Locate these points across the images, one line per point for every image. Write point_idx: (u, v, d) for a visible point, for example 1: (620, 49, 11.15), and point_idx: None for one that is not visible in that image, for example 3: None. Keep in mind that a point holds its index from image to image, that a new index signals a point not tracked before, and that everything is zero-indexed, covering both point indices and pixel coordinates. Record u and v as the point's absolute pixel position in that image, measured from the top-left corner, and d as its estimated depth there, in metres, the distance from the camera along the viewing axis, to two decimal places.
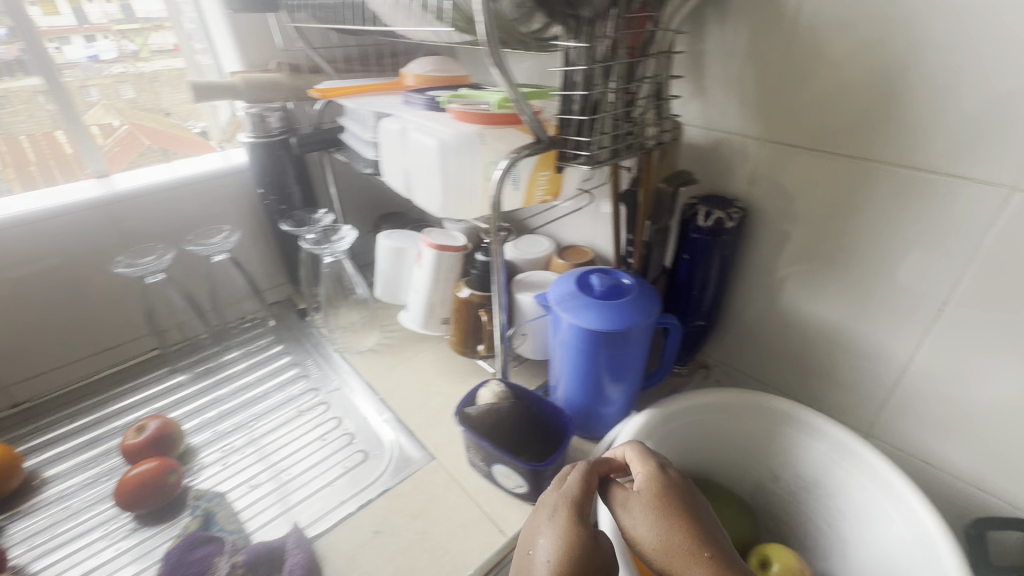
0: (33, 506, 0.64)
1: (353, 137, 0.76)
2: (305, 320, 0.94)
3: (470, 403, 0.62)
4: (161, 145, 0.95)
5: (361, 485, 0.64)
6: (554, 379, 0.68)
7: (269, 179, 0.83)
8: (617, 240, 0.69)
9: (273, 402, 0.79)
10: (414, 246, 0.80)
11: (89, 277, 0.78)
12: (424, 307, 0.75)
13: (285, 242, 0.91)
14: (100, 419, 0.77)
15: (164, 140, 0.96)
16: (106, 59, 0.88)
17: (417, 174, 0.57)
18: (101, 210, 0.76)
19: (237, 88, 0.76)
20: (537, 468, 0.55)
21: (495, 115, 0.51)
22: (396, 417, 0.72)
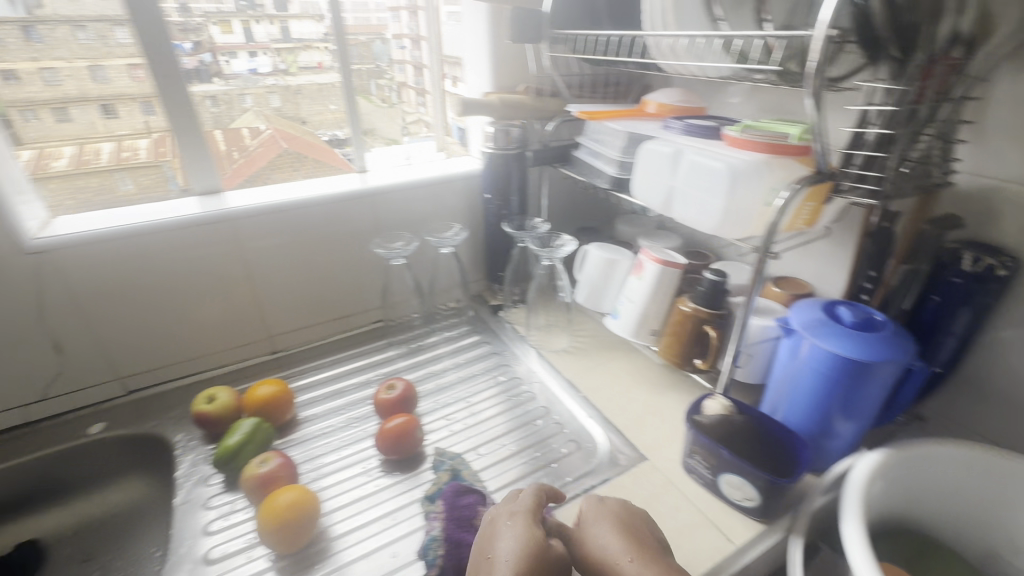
0: (303, 436, 0.77)
1: (589, 155, 0.84)
2: (498, 316, 1.03)
3: (698, 411, 0.65)
4: (296, 151, 0.96)
5: (580, 471, 0.69)
6: (776, 404, 0.69)
7: (498, 186, 0.94)
8: (853, 276, 0.70)
9: (483, 384, 0.88)
10: (627, 260, 0.86)
11: (348, 254, 0.93)
12: (638, 316, 0.80)
13: (495, 243, 1.01)
14: (341, 376, 0.91)
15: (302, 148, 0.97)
16: (263, 71, 0.92)
17: (686, 192, 0.62)
18: (368, 200, 0.90)
19: (496, 104, 0.87)
20: (777, 482, 0.57)
21: (780, 145, 0.56)
22: (602, 416, 0.78)
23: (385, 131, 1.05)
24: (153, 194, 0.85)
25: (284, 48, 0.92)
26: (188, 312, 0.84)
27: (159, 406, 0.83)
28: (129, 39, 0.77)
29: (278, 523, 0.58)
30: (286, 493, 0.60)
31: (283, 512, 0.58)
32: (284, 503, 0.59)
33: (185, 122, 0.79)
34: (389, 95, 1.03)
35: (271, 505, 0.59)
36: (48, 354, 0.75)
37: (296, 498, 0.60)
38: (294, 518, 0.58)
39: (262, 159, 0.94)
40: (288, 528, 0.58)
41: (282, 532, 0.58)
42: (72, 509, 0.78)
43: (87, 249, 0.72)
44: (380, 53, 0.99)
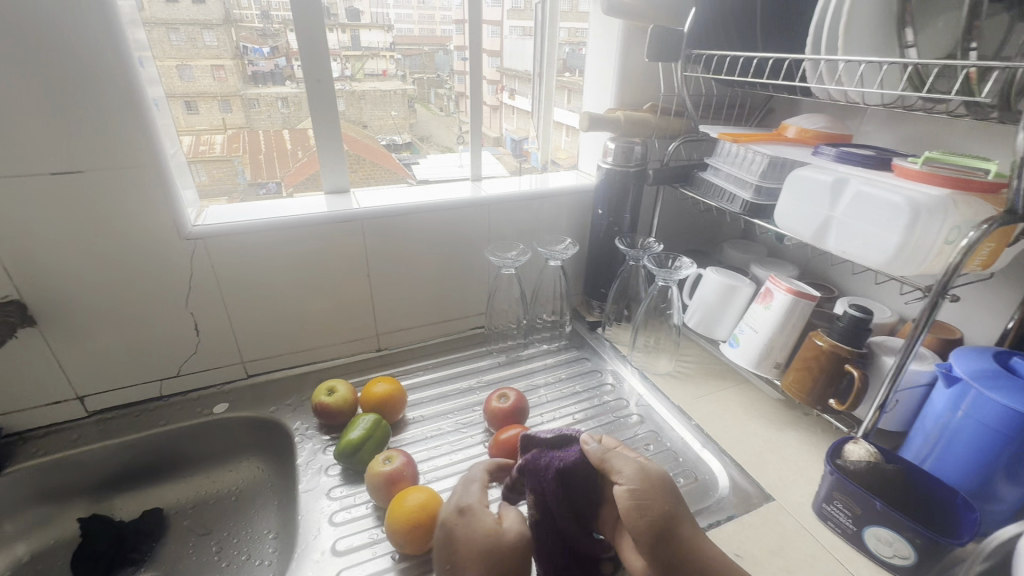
0: (412, 437, 0.78)
1: (718, 176, 0.83)
2: (596, 333, 1.02)
3: (840, 456, 0.62)
4: (356, 154, 0.91)
5: (701, 504, 0.67)
6: (926, 458, 0.63)
7: (612, 202, 0.93)
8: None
9: (588, 402, 0.86)
10: (748, 287, 0.83)
11: (458, 260, 0.95)
12: (761, 348, 0.77)
13: (600, 259, 1.00)
14: (443, 380, 0.91)
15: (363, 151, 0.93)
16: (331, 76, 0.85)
17: (848, 224, 0.59)
18: (484, 208, 0.92)
19: (620, 121, 0.88)
20: (942, 539, 0.51)
21: (966, 181, 0.52)
22: (720, 447, 0.74)
23: (441, 139, 1.03)
24: (222, 186, 0.85)
25: (353, 56, 0.86)
26: (311, 305, 0.87)
27: (275, 392, 0.87)
28: (215, 41, 0.79)
29: (409, 523, 0.58)
30: (414, 494, 0.61)
31: (414, 514, 0.59)
32: (414, 504, 0.59)
33: (327, 125, 0.83)
34: (447, 104, 1.00)
35: (401, 506, 0.60)
36: (188, 333, 0.80)
37: (424, 501, 0.60)
38: (423, 520, 0.59)
39: (305, 172, 0.89)
40: (417, 529, 0.58)
41: (413, 534, 0.58)
42: (193, 482, 0.82)
43: (235, 238, 0.76)
44: (441, 63, 0.96)
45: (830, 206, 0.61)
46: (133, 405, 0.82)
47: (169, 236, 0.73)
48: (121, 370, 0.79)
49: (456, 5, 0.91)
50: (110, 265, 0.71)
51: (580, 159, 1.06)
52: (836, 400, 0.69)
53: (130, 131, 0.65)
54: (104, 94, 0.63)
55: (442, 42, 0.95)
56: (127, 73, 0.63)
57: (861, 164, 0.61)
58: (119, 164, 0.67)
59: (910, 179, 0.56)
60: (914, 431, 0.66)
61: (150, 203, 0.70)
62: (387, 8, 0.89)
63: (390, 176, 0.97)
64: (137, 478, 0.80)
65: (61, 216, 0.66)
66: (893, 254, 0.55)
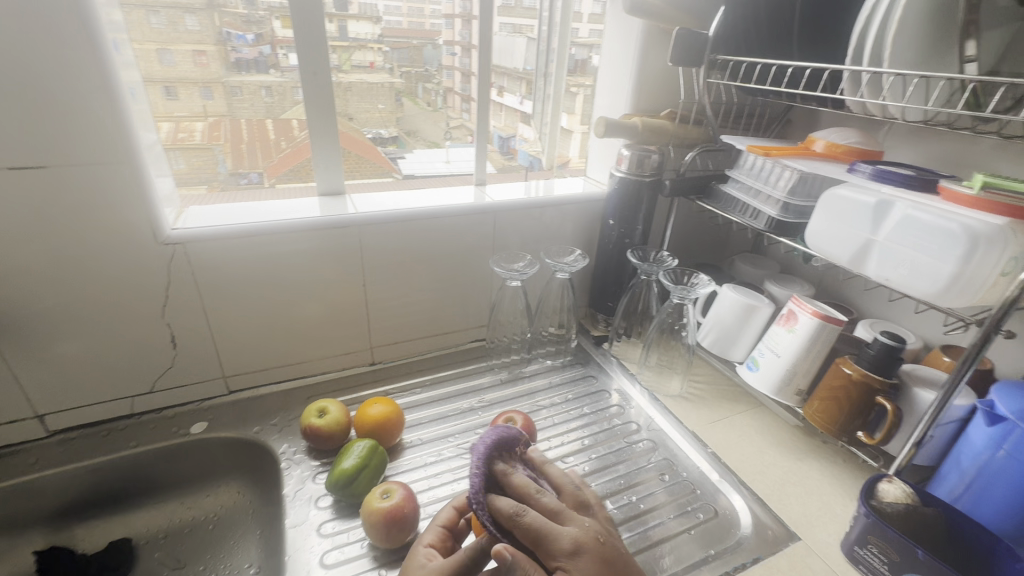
0: (409, 464, 0.73)
1: (741, 190, 0.78)
2: (602, 348, 0.97)
3: (873, 495, 0.58)
4: (348, 148, 0.85)
5: (723, 545, 0.63)
6: (960, 495, 0.60)
7: (625, 213, 0.88)
8: None
9: (597, 426, 0.81)
10: (767, 307, 0.79)
11: (461, 270, 0.89)
12: (783, 373, 0.73)
13: (608, 271, 0.95)
14: (446, 397, 0.86)
15: (353, 146, 0.85)
16: None
17: (892, 248, 0.55)
18: (490, 215, 0.86)
19: (638, 128, 0.83)
20: None
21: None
22: (738, 479, 0.70)
23: (429, 133, 0.95)
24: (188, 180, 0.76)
25: (339, 47, 0.79)
26: (300, 316, 0.80)
27: (260, 410, 0.80)
28: (197, 26, 0.72)
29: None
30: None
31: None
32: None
33: (323, 122, 0.77)
34: (435, 98, 0.93)
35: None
36: (165, 346, 0.73)
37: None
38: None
39: (300, 156, 0.82)
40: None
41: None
42: (166, 509, 0.75)
43: (220, 243, 0.69)
44: (429, 57, 0.89)
45: (872, 229, 0.57)
46: (100, 424, 0.74)
47: (145, 241, 0.65)
48: (87, 386, 0.71)
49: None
50: (77, 272, 0.64)
51: (589, 165, 1.01)
52: (864, 432, 0.66)
53: (102, 122, 0.58)
54: (73, 80, 0.55)
55: (430, 36, 0.88)
56: (101, 57, 0.56)
57: (903, 184, 0.57)
58: (90, 160, 0.59)
59: (957, 203, 0.52)
60: (947, 466, 0.62)
61: (125, 204, 0.63)
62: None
63: (376, 169, 0.90)
64: (104, 505, 0.73)
65: (21, 216, 0.59)
66: (945, 285, 0.51)
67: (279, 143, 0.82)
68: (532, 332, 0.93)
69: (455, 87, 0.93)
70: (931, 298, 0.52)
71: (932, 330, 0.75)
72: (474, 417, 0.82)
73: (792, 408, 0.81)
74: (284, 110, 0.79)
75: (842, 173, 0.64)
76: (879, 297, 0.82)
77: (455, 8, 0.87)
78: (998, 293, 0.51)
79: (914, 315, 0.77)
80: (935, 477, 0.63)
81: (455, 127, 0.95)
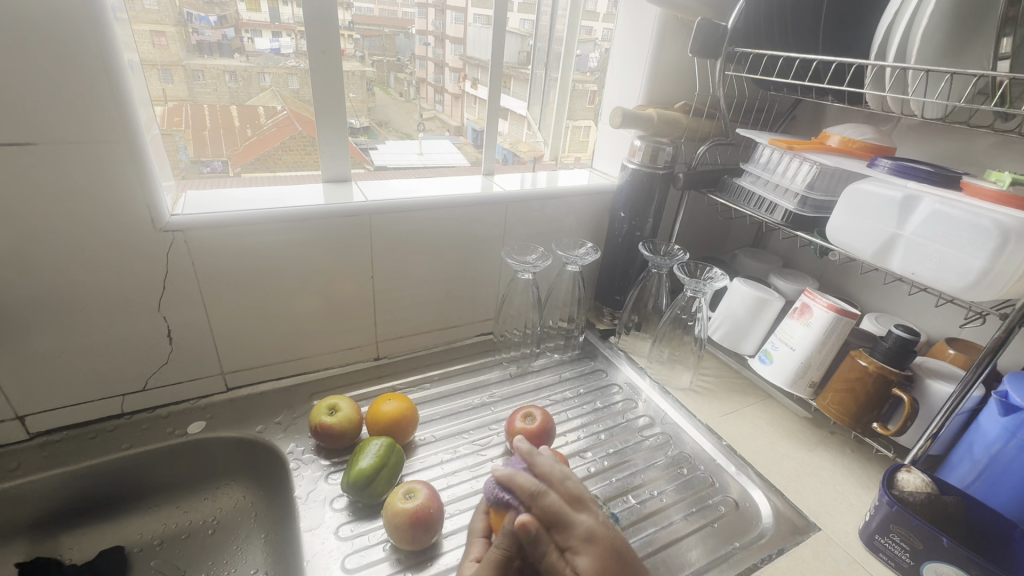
0: (424, 463, 0.70)
1: (756, 184, 0.78)
2: (609, 342, 0.96)
3: (895, 485, 0.59)
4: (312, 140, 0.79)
5: (746, 537, 0.63)
6: (972, 482, 0.61)
7: (636, 206, 0.87)
8: None
9: (610, 420, 0.80)
10: (779, 301, 0.80)
11: (469, 262, 0.87)
12: (798, 366, 0.74)
13: (616, 264, 0.94)
14: (456, 392, 0.84)
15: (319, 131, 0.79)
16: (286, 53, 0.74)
17: (919, 243, 0.57)
18: (501, 206, 0.84)
19: (653, 120, 0.82)
20: None
21: None
22: (756, 472, 0.71)
23: (401, 124, 0.90)
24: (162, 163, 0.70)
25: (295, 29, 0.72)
26: (304, 309, 0.76)
27: (262, 408, 0.76)
28: (155, 4, 0.65)
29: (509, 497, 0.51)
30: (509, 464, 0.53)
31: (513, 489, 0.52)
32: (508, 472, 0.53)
33: (331, 105, 0.74)
34: (407, 89, 0.88)
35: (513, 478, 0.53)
36: (160, 342, 0.68)
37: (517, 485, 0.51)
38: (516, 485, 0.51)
39: (278, 139, 0.78)
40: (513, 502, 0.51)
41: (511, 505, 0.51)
42: (161, 515, 0.71)
43: (222, 231, 0.65)
44: (402, 46, 0.84)
45: (897, 224, 0.58)
46: (88, 425, 0.69)
47: (143, 229, 0.61)
48: (75, 385, 0.66)
49: None
50: (65, 262, 0.59)
51: (595, 156, 1.01)
52: (880, 424, 0.68)
53: (99, 98, 0.54)
54: (66, 50, 0.51)
55: (402, 24, 0.83)
56: (99, 25, 0.51)
57: (927, 180, 0.58)
58: (82, 138, 0.54)
59: (984, 198, 0.53)
60: (957, 453, 0.63)
61: (120, 188, 0.58)
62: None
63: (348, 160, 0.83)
64: (93, 512, 0.68)
65: (5, 200, 0.54)
66: (973, 279, 0.52)
67: (248, 133, 0.77)
68: (541, 326, 0.91)
69: (428, 78, 0.90)
70: (959, 293, 0.54)
71: (941, 324, 0.77)
72: (488, 413, 0.80)
73: (802, 400, 0.82)
74: (249, 97, 0.75)
75: (864, 169, 0.64)
76: (886, 289, 0.84)
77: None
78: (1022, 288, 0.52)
79: (925, 310, 0.79)
80: (946, 465, 0.64)
81: (429, 119, 0.93)
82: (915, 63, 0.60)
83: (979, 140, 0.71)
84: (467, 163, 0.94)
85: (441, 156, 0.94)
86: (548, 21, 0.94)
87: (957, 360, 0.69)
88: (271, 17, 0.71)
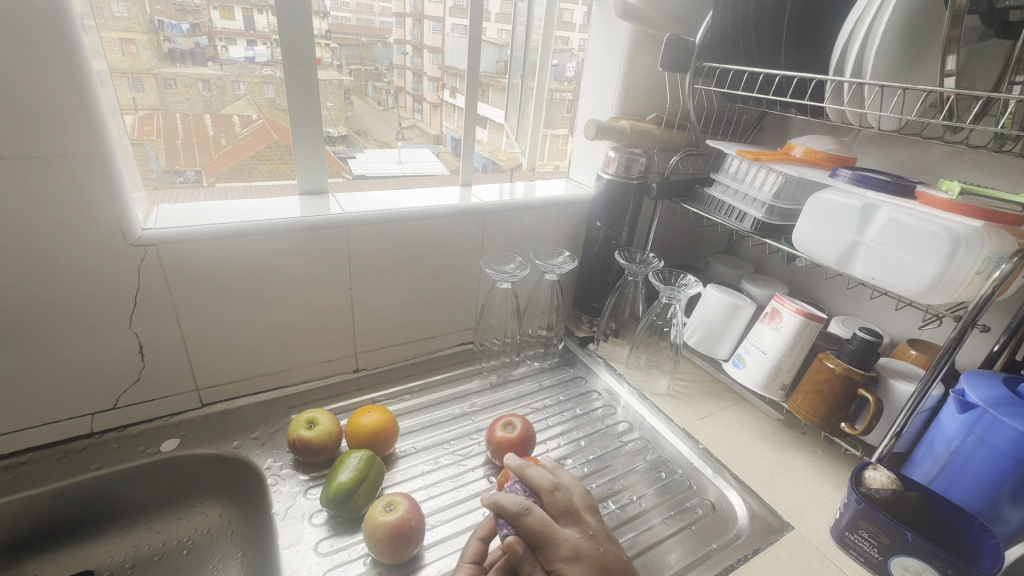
0: (404, 474, 0.70)
1: (726, 193, 0.81)
2: (588, 349, 0.97)
3: (862, 483, 0.61)
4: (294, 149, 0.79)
5: (723, 539, 0.64)
6: (935, 477, 0.63)
7: (612, 214, 0.89)
8: (998, 342, 0.67)
9: (590, 426, 0.81)
10: (751, 306, 0.83)
11: (448, 272, 0.87)
12: (769, 369, 0.76)
13: (593, 271, 0.96)
14: (437, 403, 0.84)
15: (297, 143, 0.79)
16: (263, 62, 0.73)
17: (877, 249, 0.59)
18: (479, 216, 0.85)
19: (626, 131, 0.84)
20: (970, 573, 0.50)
21: (998, 213, 0.52)
22: (731, 474, 0.73)
23: (379, 133, 0.90)
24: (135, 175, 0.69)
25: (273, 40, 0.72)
26: (280, 322, 0.75)
27: (238, 423, 0.75)
28: (125, 12, 0.64)
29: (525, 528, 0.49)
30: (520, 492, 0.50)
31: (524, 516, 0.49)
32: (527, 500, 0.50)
33: (307, 116, 0.74)
34: (386, 98, 0.88)
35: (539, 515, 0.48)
36: (132, 358, 0.67)
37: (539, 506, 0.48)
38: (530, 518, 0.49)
39: (254, 147, 0.77)
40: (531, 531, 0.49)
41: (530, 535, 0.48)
42: (133, 536, 0.69)
43: (195, 245, 0.64)
44: (380, 55, 0.85)
45: (858, 231, 0.61)
46: (56, 446, 0.67)
47: (111, 243, 0.60)
48: (40, 405, 0.64)
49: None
50: (31, 279, 0.57)
51: (571, 166, 1.03)
52: (847, 423, 0.70)
53: (64, 110, 0.53)
54: (38, 64, 0.50)
55: (379, 34, 0.83)
56: (69, 38, 0.51)
57: (884, 189, 0.61)
58: (46, 152, 0.53)
59: (937, 207, 0.56)
60: (920, 451, 0.66)
61: (88, 201, 0.57)
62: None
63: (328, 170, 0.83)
64: (60, 536, 0.66)
65: None
66: (929, 283, 0.55)
67: (222, 142, 0.76)
68: (520, 334, 0.91)
69: (406, 87, 0.90)
70: (918, 296, 0.57)
71: (903, 326, 0.81)
72: (469, 422, 0.80)
73: (775, 402, 0.84)
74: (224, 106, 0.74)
75: (825, 179, 0.66)
76: (851, 293, 0.87)
77: (405, 6, 0.84)
78: (974, 291, 0.55)
79: (888, 313, 0.82)
80: (910, 462, 0.67)
81: (408, 127, 0.93)
82: (870, 77, 0.63)
83: (934, 150, 0.75)
84: (447, 170, 0.95)
85: (419, 164, 0.94)
86: (523, 33, 0.96)
87: (918, 360, 0.73)
88: (245, 26, 0.70)
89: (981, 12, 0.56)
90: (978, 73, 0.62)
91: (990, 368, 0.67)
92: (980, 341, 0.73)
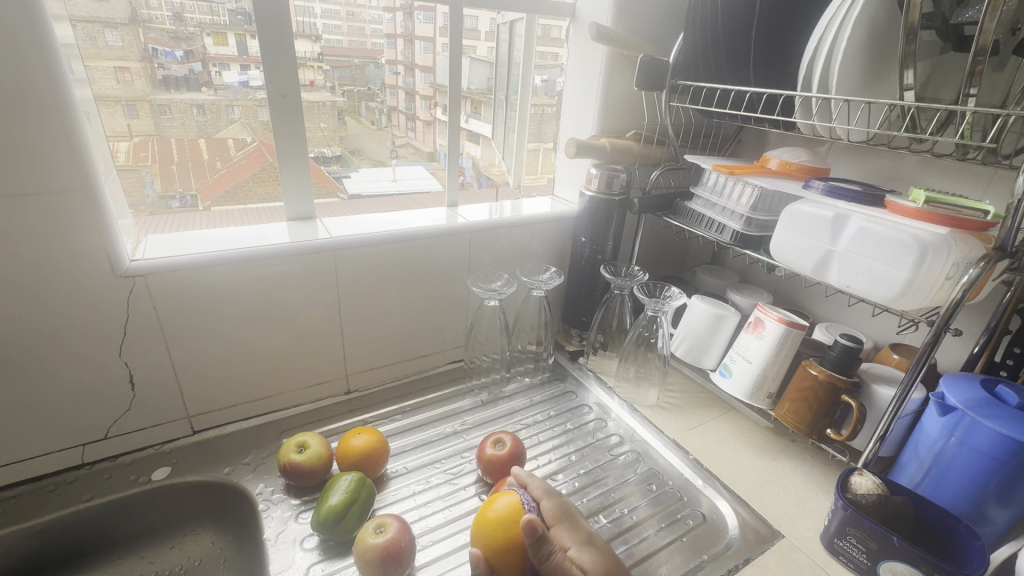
0: (396, 495, 0.70)
1: (705, 206, 0.82)
2: (578, 363, 0.98)
3: (848, 488, 0.62)
4: None
5: (714, 549, 0.65)
6: (920, 482, 0.64)
7: (596, 229, 0.90)
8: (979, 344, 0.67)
9: (581, 440, 0.81)
10: (735, 315, 0.85)
11: (435, 290, 0.88)
12: (755, 377, 0.77)
13: (580, 284, 0.97)
14: (428, 421, 0.84)
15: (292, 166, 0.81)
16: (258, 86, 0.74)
17: (851, 259, 0.61)
18: (467, 235, 0.86)
19: (606, 148, 0.86)
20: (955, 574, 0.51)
21: (964, 220, 0.54)
22: (721, 484, 0.73)
23: (373, 152, 0.91)
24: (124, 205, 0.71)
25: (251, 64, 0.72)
26: (270, 348, 0.76)
27: (230, 449, 0.75)
28: (119, 40, 0.66)
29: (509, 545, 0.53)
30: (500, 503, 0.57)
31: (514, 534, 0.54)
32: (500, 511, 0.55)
33: (293, 141, 0.76)
34: (379, 117, 0.89)
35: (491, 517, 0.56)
36: (122, 388, 0.67)
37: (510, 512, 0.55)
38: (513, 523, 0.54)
39: (250, 170, 0.79)
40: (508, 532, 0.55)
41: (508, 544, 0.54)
42: (125, 567, 0.69)
43: (184, 273, 0.65)
44: (372, 76, 0.86)
45: (831, 241, 0.63)
46: (45, 479, 0.67)
47: (101, 276, 0.61)
48: (30, 438, 0.64)
49: (386, 19, 0.84)
50: (25, 313, 0.58)
51: (557, 183, 1.05)
52: (833, 429, 0.71)
53: (53, 144, 0.54)
54: (30, 102, 0.52)
55: (372, 55, 0.85)
56: (56, 76, 0.53)
57: (855, 200, 0.62)
58: (42, 189, 0.55)
59: (905, 215, 0.58)
60: (906, 455, 0.66)
61: (79, 236, 0.58)
62: (312, 17, 0.76)
63: (319, 192, 0.85)
64: (50, 569, 0.65)
65: None
66: (901, 289, 0.57)
67: (216, 165, 0.78)
68: (510, 349, 0.92)
69: (399, 105, 0.91)
70: (892, 303, 0.58)
71: (885, 331, 0.82)
72: (460, 441, 0.80)
73: (763, 411, 0.85)
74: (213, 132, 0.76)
75: (799, 191, 0.68)
76: (831, 301, 0.89)
77: (396, 28, 0.85)
78: (945, 296, 0.57)
79: (870, 318, 0.84)
80: (896, 466, 0.68)
81: (401, 146, 0.94)
82: (837, 92, 0.65)
83: (904, 159, 0.77)
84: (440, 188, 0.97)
85: (414, 182, 0.96)
86: (507, 49, 0.97)
87: (900, 365, 0.74)
88: (239, 50, 0.72)
89: (936, 27, 0.60)
90: (940, 84, 0.64)
91: (970, 370, 0.68)
92: (959, 344, 0.75)
